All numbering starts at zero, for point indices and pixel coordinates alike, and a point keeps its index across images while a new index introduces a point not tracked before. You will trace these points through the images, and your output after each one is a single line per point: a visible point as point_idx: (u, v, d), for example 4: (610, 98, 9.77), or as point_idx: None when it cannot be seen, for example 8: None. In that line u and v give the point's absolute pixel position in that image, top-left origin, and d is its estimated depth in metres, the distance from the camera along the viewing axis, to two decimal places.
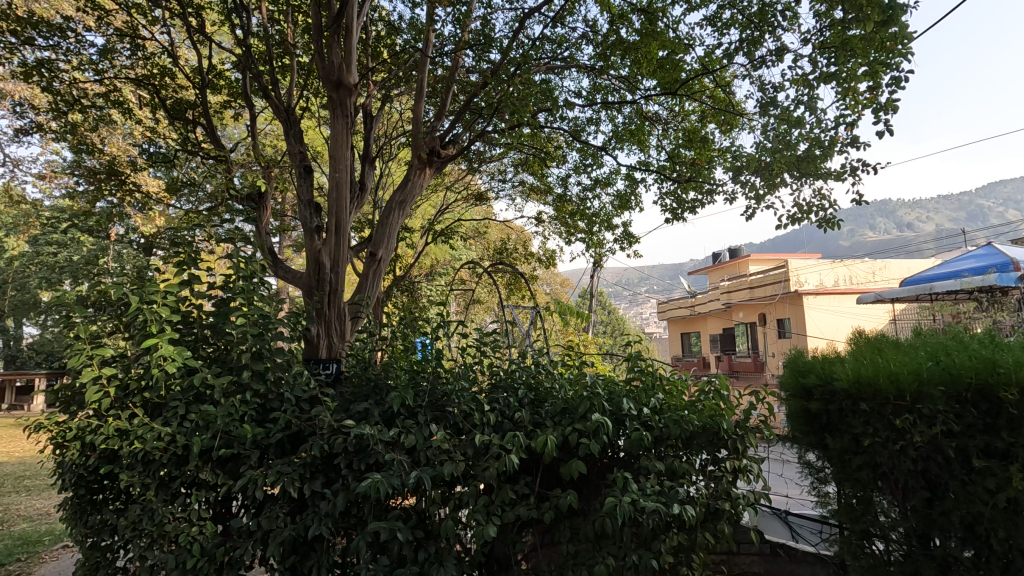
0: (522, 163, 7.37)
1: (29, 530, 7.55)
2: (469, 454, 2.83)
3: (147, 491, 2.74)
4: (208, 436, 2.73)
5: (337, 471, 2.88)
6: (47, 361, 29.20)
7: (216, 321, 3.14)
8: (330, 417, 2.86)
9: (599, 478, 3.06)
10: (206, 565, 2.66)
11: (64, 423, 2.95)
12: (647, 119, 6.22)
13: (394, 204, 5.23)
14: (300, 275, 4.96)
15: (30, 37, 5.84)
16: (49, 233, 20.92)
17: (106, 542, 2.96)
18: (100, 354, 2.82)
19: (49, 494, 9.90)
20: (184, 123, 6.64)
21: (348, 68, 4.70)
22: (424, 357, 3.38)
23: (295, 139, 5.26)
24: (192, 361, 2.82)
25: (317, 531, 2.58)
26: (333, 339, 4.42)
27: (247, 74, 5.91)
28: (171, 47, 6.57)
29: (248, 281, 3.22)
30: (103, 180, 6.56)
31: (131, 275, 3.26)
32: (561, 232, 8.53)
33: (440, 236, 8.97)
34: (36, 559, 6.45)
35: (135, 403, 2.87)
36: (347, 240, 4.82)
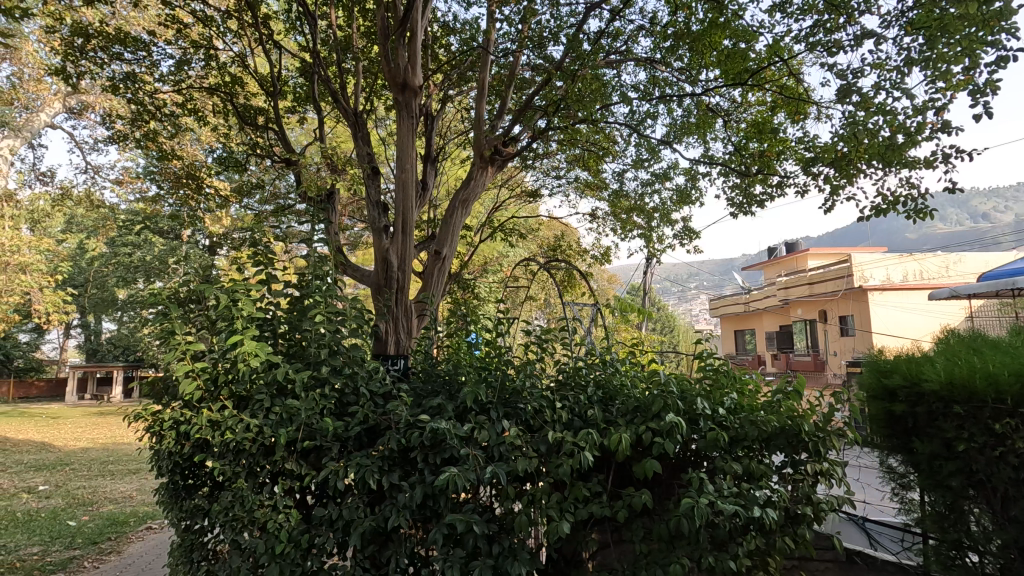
0: (577, 160, 7.33)
1: (118, 511, 8.13)
2: (542, 451, 2.84)
3: (237, 479, 2.89)
4: (293, 428, 2.85)
5: (412, 465, 2.95)
6: (124, 355, 31.39)
7: (296, 317, 3.27)
8: (405, 412, 2.92)
9: (671, 478, 3.01)
10: (293, 551, 2.79)
11: (159, 414, 3.14)
12: (709, 110, 6.08)
13: (456, 203, 5.30)
14: (368, 273, 5.11)
15: (116, 52, 6.23)
16: (125, 235, 22.36)
17: (199, 526, 3.14)
18: (192, 349, 2.97)
19: (131, 479, 10.62)
20: (254, 129, 6.95)
21: (414, 69, 4.80)
22: (492, 353, 3.42)
23: (363, 141, 5.42)
24: (276, 357, 2.95)
25: (396, 522, 2.67)
26: (400, 336, 4.53)
27: (314, 80, 6.15)
28: (240, 57, 6.87)
29: (324, 280, 3.34)
30: (181, 184, 6.97)
31: (217, 275, 3.42)
32: (617, 228, 8.44)
33: (494, 232, 9.04)
34: (126, 538, 6.96)
35: (224, 396, 3.02)
36: (413, 240, 4.93)
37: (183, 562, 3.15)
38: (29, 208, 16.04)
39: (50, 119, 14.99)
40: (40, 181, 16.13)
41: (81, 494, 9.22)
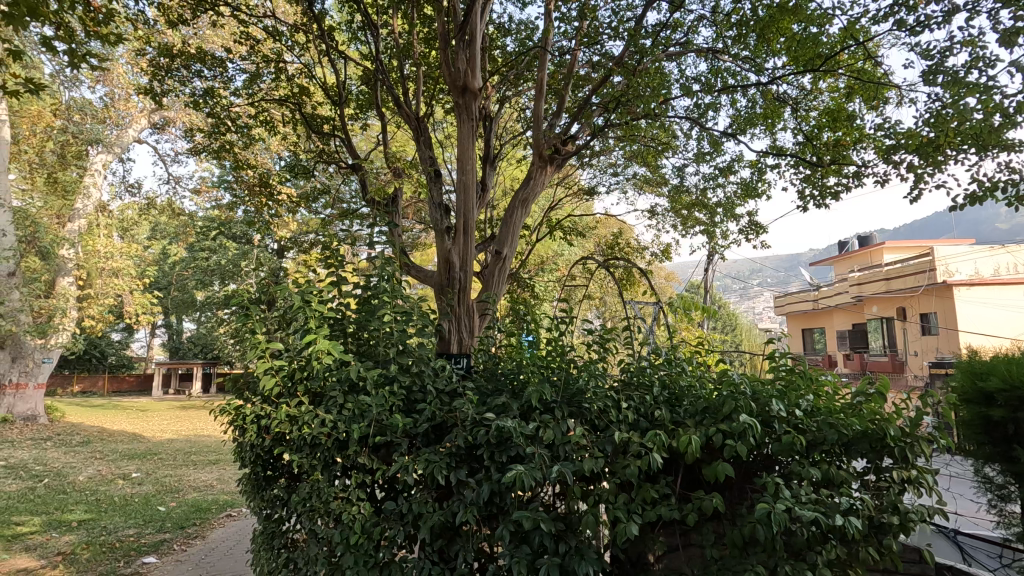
0: (634, 156, 7.22)
1: (202, 499, 8.72)
2: (608, 451, 2.81)
3: (314, 471, 3.03)
4: (365, 424, 2.96)
5: (478, 462, 3.00)
6: (202, 352, 33.59)
7: (366, 317, 3.39)
8: (471, 410, 2.97)
9: (744, 482, 2.91)
10: (366, 542, 2.90)
11: (242, 408, 3.34)
12: (776, 100, 5.83)
13: (517, 203, 5.34)
14: (430, 274, 5.23)
15: (196, 70, 6.67)
16: (203, 240, 23.93)
17: (278, 515, 3.32)
18: (272, 348, 3.13)
19: (211, 469, 11.35)
20: (321, 136, 7.27)
21: (473, 72, 4.86)
22: (555, 353, 3.42)
23: (424, 145, 5.55)
24: (349, 355, 3.06)
25: (464, 518, 2.72)
26: (463, 335, 4.61)
27: (377, 87, 6.35)
28: (307, 68, 7.20)
29: (392, 281, 3.44)
30: (255, 191, 7.38)
31: (291, 277, 3.59)
32: (677, 224, 8.24)
33: (551, 230, 9.04)
34: (209, 524, 7.45)
35: (300, 393, 3.16)
36: (474, 240, 5.00)
37: (265, 549, 3.35)
38: (120, 218, 17.44)
39: (137, 135, 16.24)
40: (129, 193, 17.50)
41: (168, 481, 9.96)
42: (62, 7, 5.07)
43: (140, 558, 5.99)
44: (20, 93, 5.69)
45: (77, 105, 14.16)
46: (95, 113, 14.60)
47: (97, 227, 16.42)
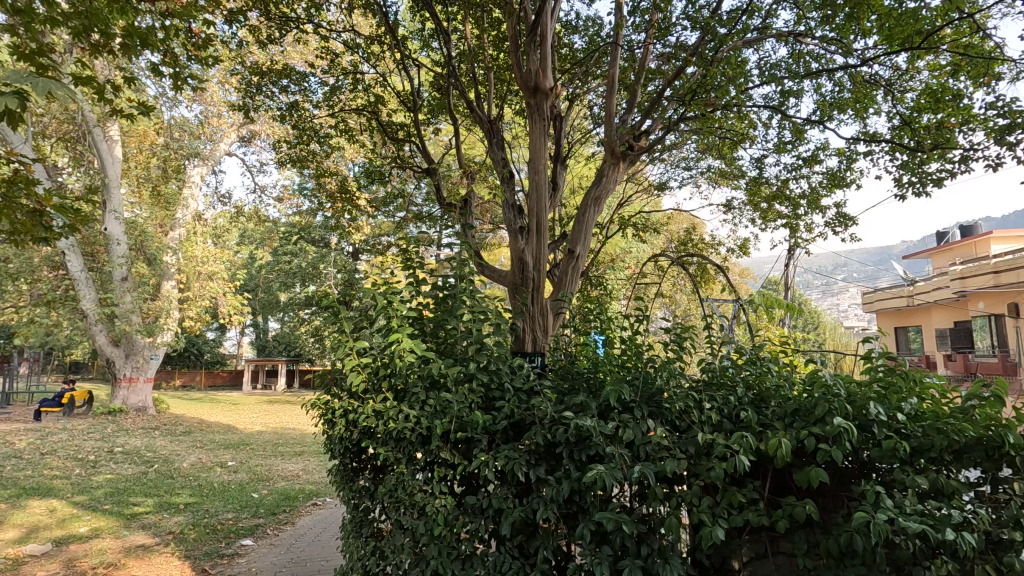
0: (709, 148, 6.98)
1: (291, 487, 9.31)
2: (691, 453, 2.75)
3: (399, 464, 3.15)
4: (447, 420, 3.05)
5: (557, 460, 3.01)
6: (286, 349, 35.76)
7: (444, 316, 3.49)
8: (550, 408, 2.99)
9: (839, 489, 2.75)
10: (449, 534, 2.99)
11: (331, 403, 3.52)
12: (867, 82, 5.46)
13: (589, 200, 5.31)
14: (504, 273, 5.30)
15: (282, 85, 7.12)
16: (286, 245, 25.51)
17: (365, 505, 3.49)
18: (358, 346, 3.28)
19: (297, 459, 12.08)
20: (396, 143, 7.55)
21: (545, 72, 4.89)
22: (633, 351, 3.38)
23: (497, 146, 5.64)
24: (430, 353, 3.17)
25: (545, 515, 2.75)
26: (537, 333, 4.65)
27: (449, 92, 6.52)
28: (382, 78, 7.49)
29: (469, 280, 3.52)
30: (335, 198, 7.79)
31: (374, 278, 3.75)
32: (756, 218, 7.90)
33: (620, 228, 8.92)
34: (297, 511, 7.94)
35: (384, 389, 3.30)
36: (547, 239, 5.03)
37: (354, 537, 3.53)
38: (214, 225, 18.90)
39: (228, 148, 17.54)
40: (221, 202, 18.92)
41: (260, 470, 10.69)
42: (168, 36, 5.57)
43: (238, 540, 6.48)
44: (133, 116, 6.31)
45: (177, 124, 15.46)
46: (192, 130, 15.89)
47: (194, 235, 17.86)
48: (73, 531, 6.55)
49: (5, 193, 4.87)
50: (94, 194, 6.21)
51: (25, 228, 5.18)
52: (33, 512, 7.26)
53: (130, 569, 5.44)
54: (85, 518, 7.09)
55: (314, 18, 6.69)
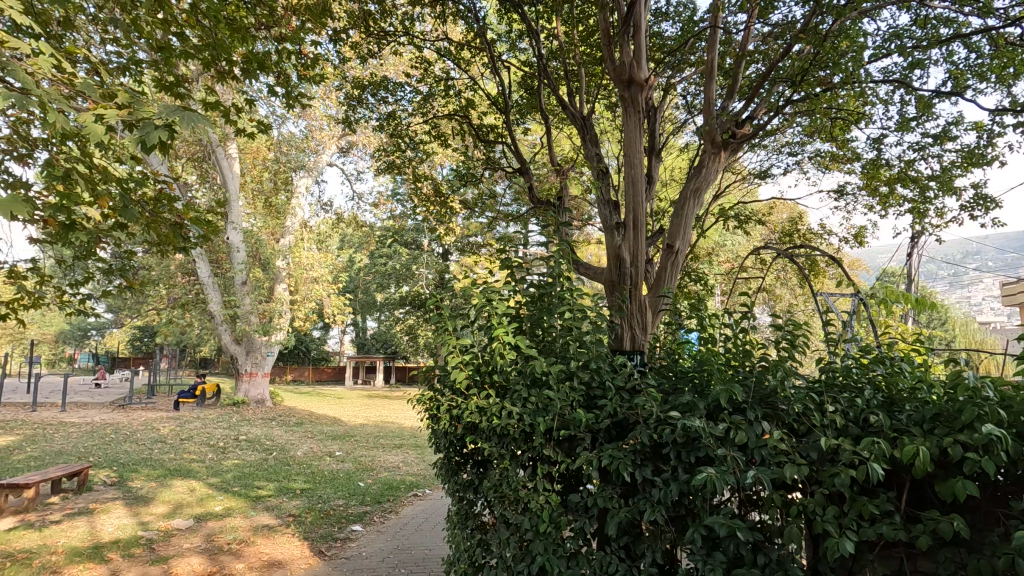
0: (817, 131, 6.48)
1: (393, 478, 9.82)
2: (813, 458, 2.57)
3: (503, 460, 3.21)
4: (550, 418, 3.06)
5: (663, 461, 2.93)
6: (384, 347, 37.76)
7: (542, 314, 3.50)
8: (655, 407, 2.92)
9: (994, 505, 2.44)
10: (554, 531, 3.01)
11: (435, 398, 3.65)
12: (1012, 44, 4.82)
13: (688, 193, 5.13)
14: (600, 270, 5.25)
15: (380, 96, 7.49)
16: (382, 247, 26.94)
17: (470, 499, 3.59)
18: (462, 344, 3.37)
19: (398, 451, 12.72)
20: (487, 145, 7.71)
21: (639, 63, 4.80)
22: (742, 349, 3.21)
23: (591, 142, 5.61)
24: (531, 350, 3.20)
25: (652, 516, 2.69)
26: (635, 331, 4.57)
27: (540, 91, 6.55)
28: (472, 82, 7.67)
29: (567, 279, 3.51)
30: (430, 202, 8.11)
31: (475, 278, 3.85)
32: (874, 203, 7.22)
33: (717, 220, 8.51)
34: (400, 501, 8.35)
35: (487, 385, 3.36)
36: (645, 234, 4.91)
37: (459, 528, 3.66)
38: (318, 232, 20.35)
39: (329, 159, 18.83)
40: (324, 210, 20.33)
41: (365, 461, 11.37)
42: (281, 59, 6.08)
43: (349, 525, 6.93)
44: (252, 134, 6.93)
45: (284, 140, 17.42)
46: (297, 144, 17.78)
47: (302, 241, 19.34)
48: (210, 509, 7.33)
49: (152, 209, 5.53)
50: (222, 207, 6.91)
51: (168, 240, 5.85)
52: (177, 491, 8.21)
53: (258, 546, 5.99)
54: (218, 498, 7.91)
55: (408, 30, 7.01)
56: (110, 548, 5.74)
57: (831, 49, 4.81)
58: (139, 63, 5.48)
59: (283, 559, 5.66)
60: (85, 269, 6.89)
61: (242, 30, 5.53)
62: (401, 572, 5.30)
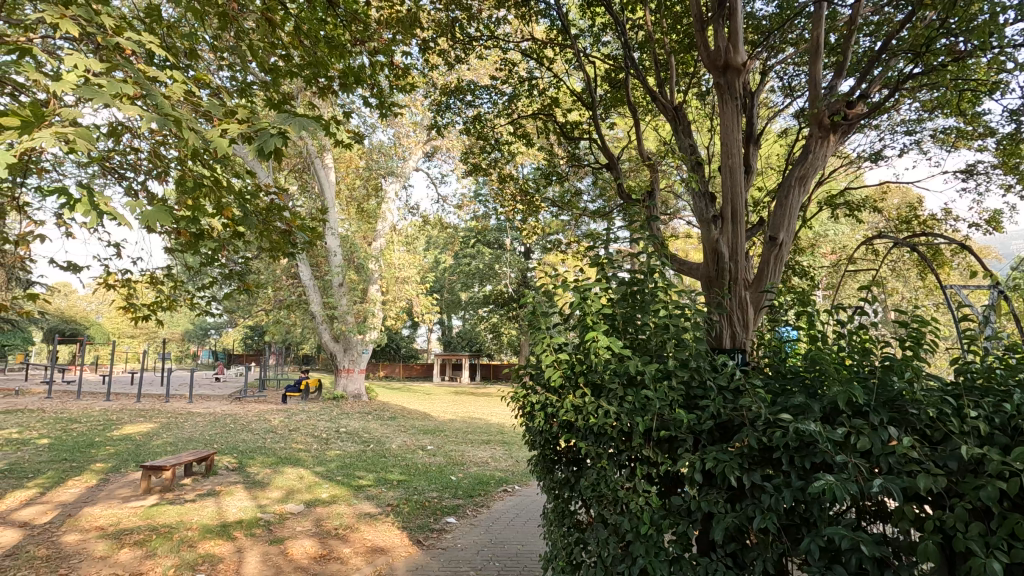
0: (941, 105, 5.85)
1: (484, 473, 10.07)
2: (951, 468, 2.32)
3: (601, 460, 3.17)
4: (648, 418, 2.98)
5: (773, 465, 2.77)
6: (470, 345, 38.80)
7: (636, 311, 3.42)
8: (763, 409, 2.76)
9: None
10: (655, 533, 2.94)
11: (529, 396, 3.67)
12: None
13: (792, 181, 4.83)
14: (696, 265, 5.08)
15: (467, 100, 7.67)
16: (466, 248, 27.67)
17: (567, 497, 3.60)
18: (555, 342, 3.36)
19: (487, 447, 13.02)
20: (571, 142, 7.68)
21: (736, 48, 4.58)
22: (859, 347, 2.97)
23: (684, 133, 5.44)
24: (626, 349, 3.13)
25: (763, 524, 2.55)
26: (736, 329, 4.39)
27: (627, 83, 6.41)
28: (555, 79, 7.66)
29: (664, 275, 3.40)
30: (516, 201, 8.21)
31: (566, 276, 3.82)
32: (1013, 182, 6.40)
33: (822, 208, 7.91)
34: (491, 495, 8.54)
35: (582, 384, 3.33)
36: (744, 226, 4.69)
37: (556, 525, 3.66)
38: (406, 234, 21.28)
39: (416, 164, 19.62)
40: (412, 213, 21.19)
41: (456, 455, 11.74)
42: (375, 71, 6.42)
43: (444, 517, 7.18)
44: (349, 145, 7.37)
45: (374, 148, 18.42)
46: (387, 151, 18.74)
47: (393, 244, 20.31)
48: (318, 496, 7.89)
49: (265, 219, 6.03)
50: (324, 214, 7.39)
51: (280, 246, 6.35)
52: (289, 477, 8.91)
53: (362, 533, 6.37)
54: (325, 486, 8.49)
55: (493, 34, 7.14)
56: (235, 527, 6.34)
57: (961, 13, 4.39)
58: (252, 85, 5.99)
59: (385, 546, 5.96)
60: (209, 275, 7.63)
61: (340, 48, 5.90)
62: (496, 566, 5.40)
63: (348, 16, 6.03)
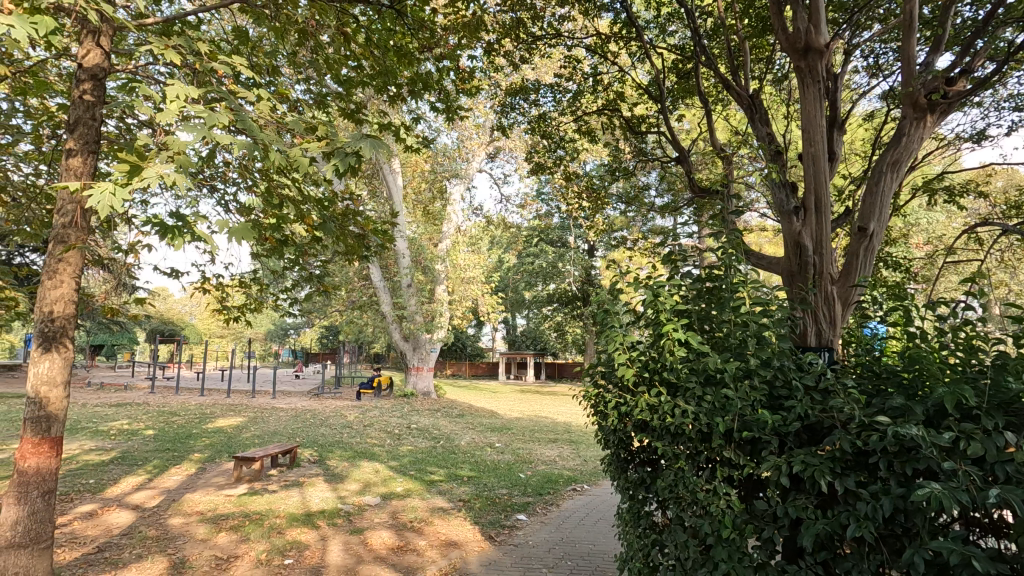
0: None
1: (552, 471, 10.07)
2: None
3: (679, 461, 3.09)
4: (729, 418, 2.88)
5: (869, 471, 2.60)
6: (534, 343, 38.97)
7: (713, 308, 3.30)
8: (858, 411, 2.59)
9: None
10: (738, 538, 2.83)
11: (601, 395, 3.62)
12: None
13: (884, 166, 4.51)
14: (776, 259, 4.86)
15: (531, 100, 7.71)
16: (529, 247, 27.81)
17: (642, 497, 3.54)
18: (628, 340, 3.31)
19: (554, 445, 13.02)
20: (637, 136, 7.54)
21: (817, 28, 4.36)
22: (965, 344, 2.73)
23: (761, 122, 5.22)
24: (704, 347, 3.03)
25: (860, 533, 2.39)
26: (822, 326, 4.16)
27: (697, 72, 6.20)
28: (620, 73, 7.54)
29: (740, 271, 3.28)
30: (581, 199, 8.15)
31: (638, 272, 3.75)
32: None
33: (915, 195, 7.32)
34: (560, 494, 8.53)
35: (657, 382, 3.26)
36: (830, 217, 4.44)
37: (631, 526, 3.60)
38: (471, 235, 21.66)
39: (479, 165, 19.93)
40: (476, 214, 21.54)
41: (524, 453, 11.82)
42: (441, 77, 6.58)
43: (514, 514, 7.24)
44: (418, 149, 7.57)
45: (440, 152, 18.89)
46: (451, 154, 19.17)
47: (458, 244, 20.72)
48: (393, 490, 8.18)
49: (342, 224, 6.33)
50: (394, 218, 7.63)
51: (355, 250, 6.64)
52: (366, 471, 9.30)
53: (436, 526, 6.55)
54: (399, 480, 8.78)
55: (556, 31, 7.13)
56: (318, 516, 6.69)
57: None
58: (329, 97, 6.29)
59: (459, 541, 6.10)
60: (291, 278, 8.08)
61: (409, 56, 6.09)
62: (568, 565, 5.38)
63: (415, 24, 6.20)
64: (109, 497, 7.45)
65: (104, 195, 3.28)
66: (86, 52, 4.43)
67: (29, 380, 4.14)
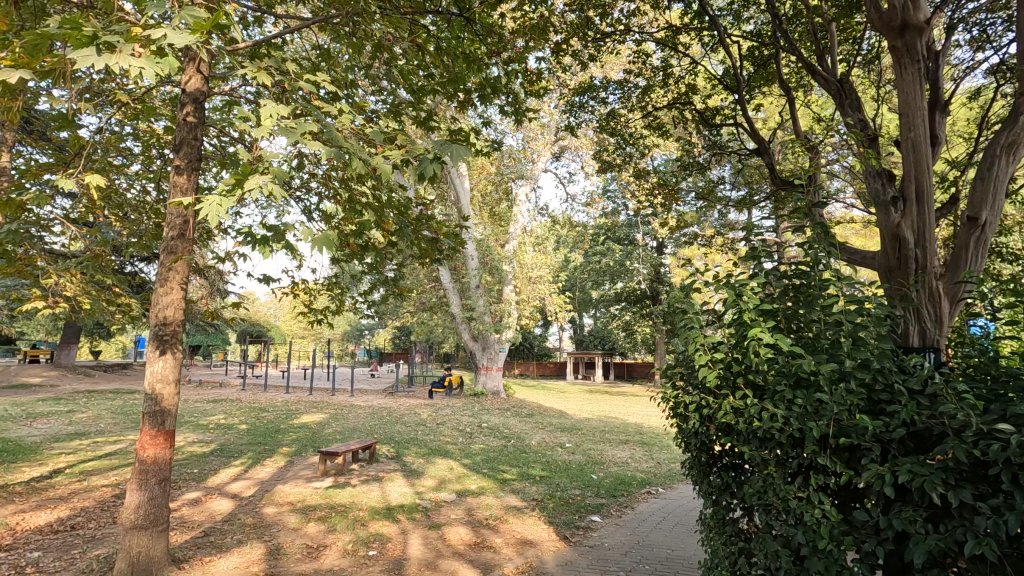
0: None
1: (626, 473, 9.93)
2: None
3: (768, 466, 2.96)
4: (823, 423, 2.72)
5: (989, 483, 2.38)
6: (602, 343, 38.52)
7: (801, 307, 3.14)
8: (974, 418, 2.38)
9: None
10: (836, 550, 2.68)
11: (681, 397, 3.53)
12: None
13: (998, 150, 4.12)
14: (872, 254, 4.56)
15: (599, 97, 7.62)
16: (595, 246, 27.54)
17: (727, 502, 3.42)
18: (711, 340, 3.19)
19: (625, 447, 12.83)
20: (711, 128, 7.28)
21: (915, 4, 4.05)
22: None
23: (851, 108, 4.90)
24: (795, 348, 2.87)
25: (979, 550, 2.19)
26: (927, 325, 3.87)
27: (778, 57, 5.89)
28: (692, 64, 7.32)
29: (832, 267, 3.10)
30: (651, 195, 7.97)
31: (718, 270, 3.62)
32: None
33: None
34: (635, 496, 8.40)
35: (741, 385, 3.13)
36: (934, 207, 4.11)
37: (716, 532, 3.48)
38: (537, 235, 21.75)
39: (545, 165, 19.97)
40: (541, 214, 21.61)
41: (595, 453, 11.72)
42: (510, 80, 6.65)
43: (589, 515, 7.20)
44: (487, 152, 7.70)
45: (505, 154, 19.09)
46: (516, 155, 19.34)
47: (524, 245, 20.86)
48: (468, 487, 8.36)
49: (417, 229, 6.55)
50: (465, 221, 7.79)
51: (429, 253, 6.86)
52: (441, 468, 9.55)
53: (510, 524, 6.63)
54: (473, 478, 8.97)
55: (624, 27, 7.02)
56: (398, 510, 6.95)
57: None
58: (403, 106, 6.52)
59: (534, 540, 6.14)
60: (369, 281, 8.43)
61: (479, 61, 6.21)
62: (646, 569, 5.28)
63: (484, 30, 6.31)
64: (211, 486, 8.08)
65: (211, 207, 3.58)
66: (189, 78, 4.84)
67: (145, 379, 4.57)
